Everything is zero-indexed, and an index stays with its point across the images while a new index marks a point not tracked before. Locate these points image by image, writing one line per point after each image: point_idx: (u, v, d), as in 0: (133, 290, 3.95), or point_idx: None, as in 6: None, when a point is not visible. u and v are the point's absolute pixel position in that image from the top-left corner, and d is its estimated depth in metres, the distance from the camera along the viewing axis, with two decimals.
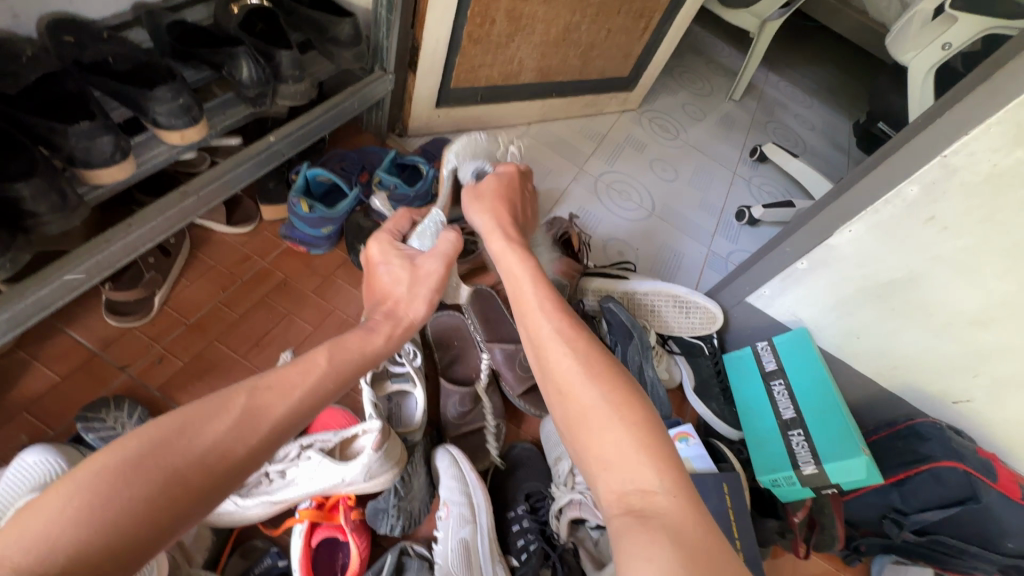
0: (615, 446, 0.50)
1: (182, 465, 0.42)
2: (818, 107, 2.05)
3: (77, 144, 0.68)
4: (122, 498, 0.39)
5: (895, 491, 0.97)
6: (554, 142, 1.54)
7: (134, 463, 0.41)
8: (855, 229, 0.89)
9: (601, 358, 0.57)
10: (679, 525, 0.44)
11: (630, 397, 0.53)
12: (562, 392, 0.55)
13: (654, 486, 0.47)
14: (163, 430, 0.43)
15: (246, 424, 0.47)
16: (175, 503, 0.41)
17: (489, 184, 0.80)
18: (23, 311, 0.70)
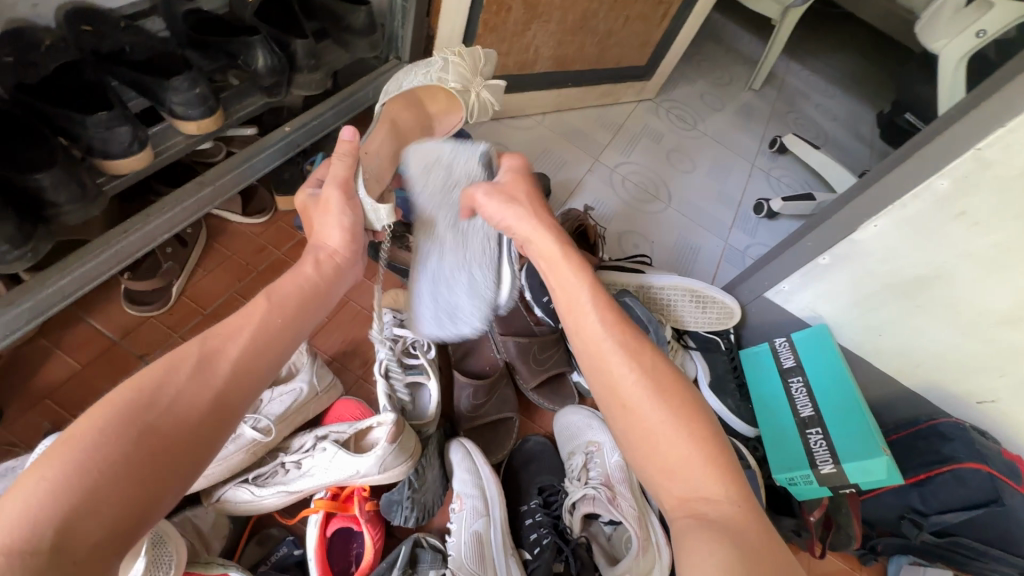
0: (685, 458, 0.50)
1: (157, 424, 0.42)
2: (841, 97, 1.99)
3: (95, 134, 0.68)
4: (100, 464, 0.39)
5: (915, 491, 0.94)
6: (570, 132, 1.52)
7: (105, 432, 0.40)
8: (881, 224, 0.87)
9: (659, 365, 0.56)
10: (741, 528, 0.45)
11: (694, 407, 0.53)
12: (626, 408, 0.54)
13: (715, 493, 0.48)
14: (125, 398, 0.43)
15: (206, 373, 0.47)
16: (160, 464, 0.41)
17: (510, 178, 0.74)
18: (45, 300, 0.71)
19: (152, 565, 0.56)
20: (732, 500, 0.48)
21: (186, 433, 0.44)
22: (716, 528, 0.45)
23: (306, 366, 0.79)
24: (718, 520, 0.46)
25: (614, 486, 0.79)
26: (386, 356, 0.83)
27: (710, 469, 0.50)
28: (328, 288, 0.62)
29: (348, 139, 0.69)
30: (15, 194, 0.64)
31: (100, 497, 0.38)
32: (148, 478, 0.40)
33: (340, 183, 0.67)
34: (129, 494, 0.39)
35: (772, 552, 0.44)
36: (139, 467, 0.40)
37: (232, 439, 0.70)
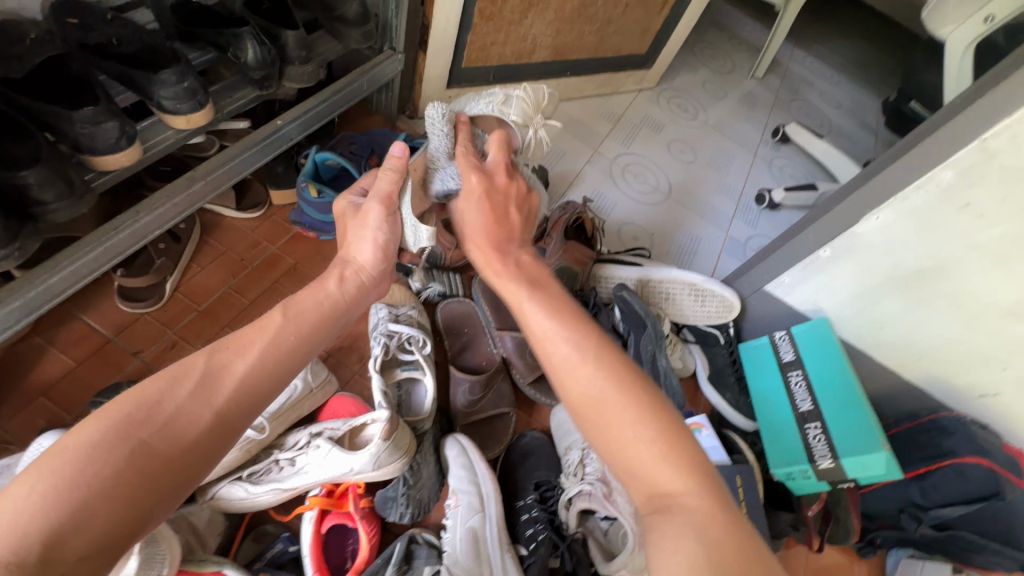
0: (643, 455, 0.49)
1: (151, 439, 0.42)
2: (845, 84, 1.96)
3: (82, 130, 0.67)
4: (89, 477, 0.38)
5: (915, 485, 0.94)
6: (569, 123, 1.50)
7: (98, 444, 0.40)
8: (883, 216, 0.85)
9: (605, 360, 0.54)
10: (705, 520, 0.44)
11: (647, 401, 0.51)
12: (582, 412, 0.53)
13: (676, 488, 0.47)
14: (124, 406, 0.43)
15: (208, 386, 0.47)
16: (150, 481, 0.41)
17: (466, 209, 0.68)
18: (35, 299, 0.71)
19: (145, 564, 0.56)
20: (694, 493, 0.46)
21: (180, 449, 0.43)
22: (681, 520, 0.44)
23: None
24: (684, 512, 0.44)
25: (610, 482, 0.78)
26: (381, 351, 0.82)
27: (669, 463, 0.48)
28: (347, 305, 0.61)
29: (399, 156, 0.66)
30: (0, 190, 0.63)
31: (87, 513, 0.38)
32: (137, 494, 0.40)
33: (382, 198, 0.65)
34: (115, 509, 0.39)
35: (734, 546, 0.42)
36: (128, 484, 0.40)
37: None
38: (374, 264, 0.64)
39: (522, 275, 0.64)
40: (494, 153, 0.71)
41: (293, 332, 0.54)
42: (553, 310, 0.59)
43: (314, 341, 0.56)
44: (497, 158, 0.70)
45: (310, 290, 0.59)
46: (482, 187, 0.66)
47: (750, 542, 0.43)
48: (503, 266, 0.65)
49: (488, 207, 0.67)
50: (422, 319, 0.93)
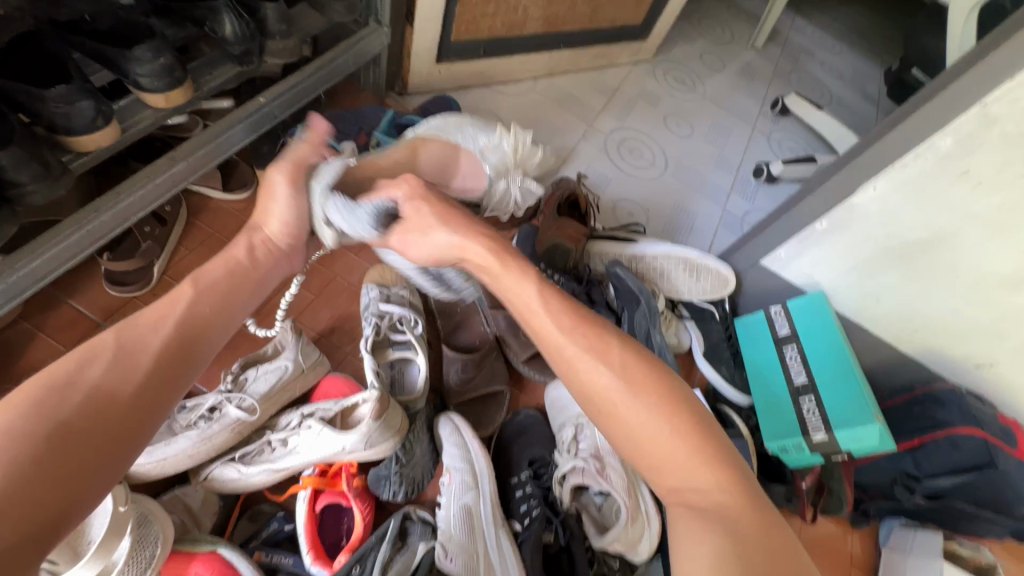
0: (671, 453, 0.49)
1: (69, 422, 0.44)
2: (847, 53, 1.91)
3: (55, 110, 0.65)
4: (6, 464, 0.40)
5: (908, 457, 0.94)
6: (563, 97, 1.46)
7: (14, 431, 0.42)
8: (879, 185, 0.83)
9: (630, 352, 0.54)
10: (735, 514, 0.45)
11: (672, 398, 0.51)
12: (602, 411, 0.52)
13: (701, 486, 0.48)
14: (33, 395, 0.44)
15: (124, 362, 0.49)
16: (72, 463, 0.43)
17: (415, 207, 0.63)
18: (18, 283, 0.70)
19: (138, 543, 0.57)
20: (722, 489, 0.47)
21: (98, 430, 0.45)
22: (709, 517, 0.45)
23: (291, 343, 0.78)
24: (710, 508, 0.46)
25: (603, 458, 0.78)
26: (372, 332, 0.81)
27: (696, 459, 0.49)
28: (261, 271, 0.63)
29: (319, 134, 0.72)
30: None
31: (12, 503, 0.39)
32: (58, 480, 0.42)
33: (289, 168, 0.67)
34: (42, 494, 0.41)
35: (763, 535, 0.44)
36: (55, 464, 0.42)
37: (216, 418, 0.71)
38: (285, 243, 0.66)
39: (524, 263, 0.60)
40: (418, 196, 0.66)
41: (212, 297, 0.57)
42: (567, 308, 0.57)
43: (233, 306, 0.58)
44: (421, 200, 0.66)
45: (219, 262, 0.60)
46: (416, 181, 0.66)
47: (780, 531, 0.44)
48: (498, 246, 0.61)
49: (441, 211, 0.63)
50: (414, 298, 0.92)
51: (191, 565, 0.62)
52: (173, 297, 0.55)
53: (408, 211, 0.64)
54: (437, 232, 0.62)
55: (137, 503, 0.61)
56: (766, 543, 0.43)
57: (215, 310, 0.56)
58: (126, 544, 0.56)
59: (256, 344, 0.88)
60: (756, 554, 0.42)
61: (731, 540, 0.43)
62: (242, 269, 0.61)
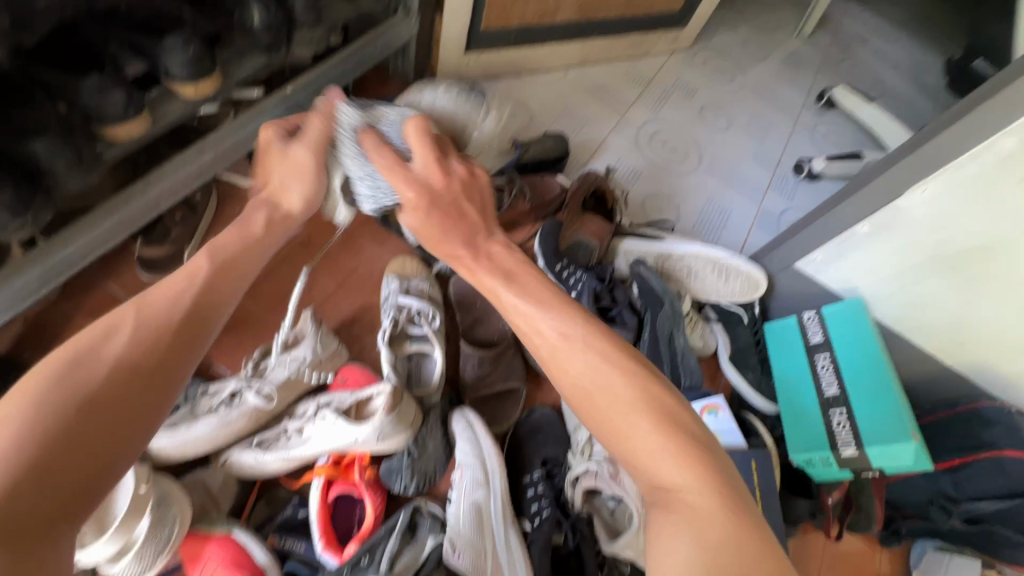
0: (645, 445, 0.46)
1: (96, 393, 0.44)
2: (903, 42, 1.79)
3: (90, 99, 0.67)
4: (34, 434, 0.40)
5: (947, 476, 0.89)
6: (594, 87, 1.42)
7: (39, 402, 0.42)
8: (929, 188, 0.78)
9: (607, 344, 0.52)
10: (705, 516, 0.41)
11: (649, 387, 0.49)
12: (582, 401, 0.51)
13: (677, 480, 0.44)
14: (50, 373, 0.44)
15: (143, 336, 0.48)
16: (101, 430, 0.43)
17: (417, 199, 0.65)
18: (56, 265, 0.73)
19: (157, 523, 0.60)
20: (695, 485, 0.43)
21: (116, 408, 0.44)
22: (680, 519, 0.41)
23: (309, 334, 0.78)
24: (685, 509, 0.42)
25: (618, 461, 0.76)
26: (389, 324, 0.82)
27: (668, 455, 0.45)
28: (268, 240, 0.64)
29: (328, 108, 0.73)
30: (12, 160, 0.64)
31: (43, 476, 0.39)
32: (80, 459, 0.41)
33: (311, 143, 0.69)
34: (72, 462, 0.41)
35: (740, 542, 0.39)
36: (82, 432, 0.42)
37: (236, 404, 0.73)
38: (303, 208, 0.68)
39: (497, 268, 0.62)
40: (416, 138, 0.69)
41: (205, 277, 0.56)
42: (552, 306, 0.56)
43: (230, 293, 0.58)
44: (423, 158, 0.68)
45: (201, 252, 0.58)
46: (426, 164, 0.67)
47: (759, 535, 0.40)
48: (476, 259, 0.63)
49: (443, 211, 0.66)
50: (433, 291, 0.92)
51: (208, 545, 0.65)
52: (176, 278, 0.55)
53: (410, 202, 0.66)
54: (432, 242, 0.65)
55: (157, 483, 0.63)
56: (742, 550, 0.39)
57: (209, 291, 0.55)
58: (146, 523, 0.59)
59: (279, 330, 0.90)
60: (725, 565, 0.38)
61: (700, 546, 0.39)
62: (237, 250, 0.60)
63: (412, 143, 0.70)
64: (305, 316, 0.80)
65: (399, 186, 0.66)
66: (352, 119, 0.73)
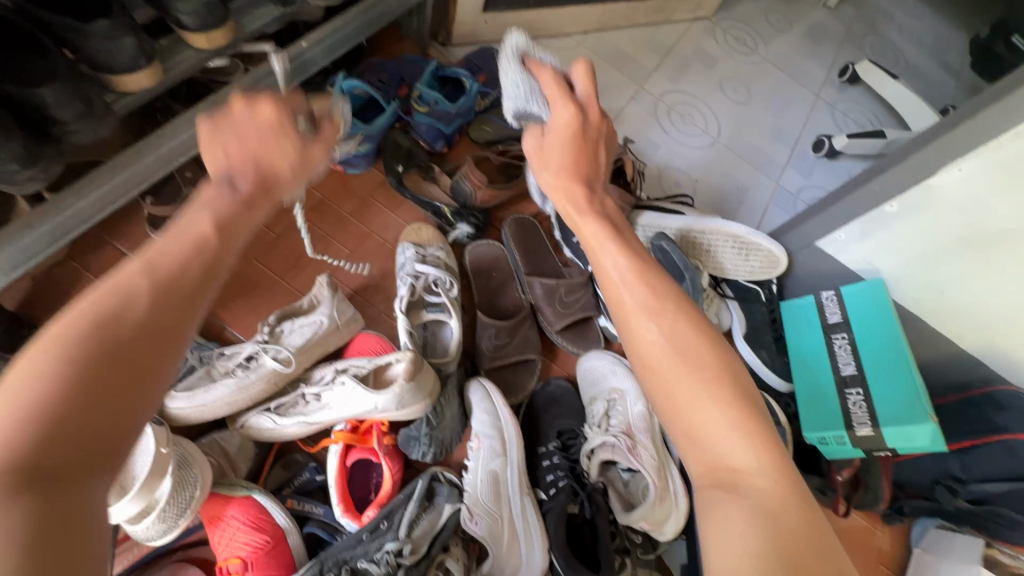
0: (713, 424, 0.45)
1: (113, 356, 0.36)
2: (929, 17, 1.73)
3: (99, 46, 0.63)
4: (45, 402, 0.33)
5: (955, 457, 0.90)
6: (613, 54, 1.37)
7: (49, 368, 0.34)
8: (966, 167, 0.75)
9: (682, 311, 0.51)
10: (775, 505, 0.41)
11: (725, 368, 0.48)
12: (654, 372, 0.49)
13: (745, 463, 0.43)
14: (44, 359, 0.35)
15: (162, 286, 0.40)
16: (116, 398, 0.35)
17: (553, 143, 0.63)
18: (67, 222, 0.71)
19: (178, 485, 0.61)
20: (764, 471, 0.43)
21: (122, 384, 0.36)
22: (748, 504, 0.40)
23: (326, 299, 0.77)
24: (752, 494, 0.41)
25: (635, 435, 0.77)
26: (406, 292, 0.81)
27: (739, 437, 0.44)
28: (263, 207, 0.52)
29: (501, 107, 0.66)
30: (18, 108, 0.61)
31: (58, 449, 0.32)
32: (96, 428, 0.34)
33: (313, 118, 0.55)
34: (86, 434, 0.34)
35: (809, 534, 0.39)
36: (95, 399, 0.35)
37: (253, 368, 0.72)
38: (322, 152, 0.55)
39: (605, 216, 0.60)
40: (581, 81, 0.65)
41: (212, 221, 0.45)
42: (632, 260, 0.56)
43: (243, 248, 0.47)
44: (587, 89, 0.65)
45: (199, 204, 0.48)
46: (576, 120, 0.62)
47: (823, 532, 0.40)
48: (590, 204, 0.61)
49: (578, 146, 0.63)
50: (449, 260, 0.90)
51: (228, 507, 0.67)
52: (174, 235, 0.44)
53: (545, 143, 0.63)
54: (551, 175, 0.63)
55: (178, 444, 0.64)
56: (811, 540, 0.39)
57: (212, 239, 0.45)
58: (167, 485, 0.59)
59: (291, 296, 0.88)
60: (801, 562, 0.37)
61: (770, 534, 0.39)
62: (237, 207, 0.48)
63: (574, 81, 0.66)
64: (320, 281, 0.78)
65: (555, 109, 0.64)
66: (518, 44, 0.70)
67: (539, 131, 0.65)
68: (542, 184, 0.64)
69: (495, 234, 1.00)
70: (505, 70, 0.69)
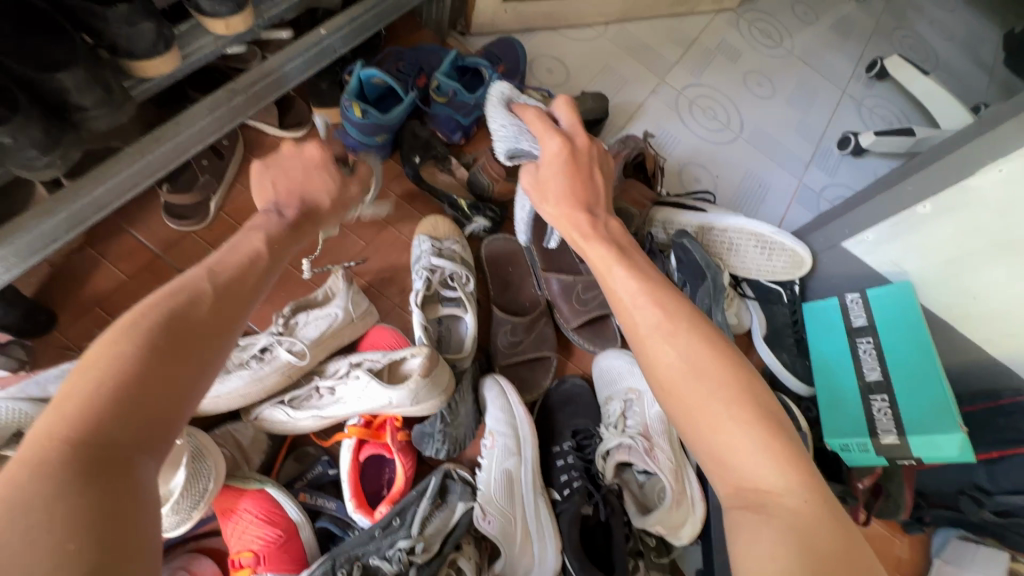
0: (735, 444, 0.43)
1: (187, 329, 0.41)
2: (962, 11, 1.67)
3: (119, 31, 0.62)
4: (127, 359, 0.37)
5: (982, 468, 0.87)
6: (634, 45, 1.34)
7: (138, 331, 0.39)
8: (1007, 167, 0.71)
9: (696, 331, 0.49)
10: (809, 526, 0.38)
11: (745, 383, 0.46)
12: (671, 391, 0.48)
13: (774, 484, 0.41)
14: (133, 327, 0.39)
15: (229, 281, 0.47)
16: (183, 363, 0.39)
17: (549, 173, 0.64)
18: (84, 209, 0.70)
19: (192, 477, 0.60)
20: (792, 490, 0.41)
21: (193, 354, 0.40)
22: (779, 525, 0.39)
23: (341, 291, 0.76)
24: (782, 514, 0.39)
25: (652, 437, 0.75)
26: (421, 286, 0.80)
27: (766, 456, 0.43)
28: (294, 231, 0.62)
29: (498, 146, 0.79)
30: (36, 93, 0.60)
31: (132, 399, 0.35)
32: (167, 389, 0.37)
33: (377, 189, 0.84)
34: (160, 390, 0.37)
35: (842, 555, 0.37)
36: (172, 363, 0.39)
37: (268, 359, 0.71)
38: (356, 186, 0.68)
39: (611, 239, 0.60)
40: (564, 116, 0.68)
41: (236, 264, 0.50)
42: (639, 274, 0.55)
43: (267, 285, 0.52)
44: (570, 122, 0.68)
45: (248, 231, 0.55)
46: (566, 148, 0.64)
47: (860, 550, 0.38)
48: (594, 229, 0.60)
49: (574, 173, 0.63)
50: (465, 255, 0.89)
51: (241, 500, 0.66)
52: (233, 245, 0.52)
53: (541, 175, 0.65)
54: (551, 206, 0.63)
55: (191, 435, 0.63)
56: (846, 562, 0.37)
57: (240, 276, 0.49)
58: (180, 479, 0.59)
59: (306, 287, 0.87)
60: None
61: (804, 555, 0.37)
62: (284, 230, 0.57)
63: (558, 118, 0.69)
64: (335, 273, 0.77)
65: (543, 142, 0.65)
66: (503, 92, 0.80)
67: (534, 169, 0.67)
68: (546, 217, 0.65)
69: (511, 228, 0.98)
70: (492, 117, 0.77)
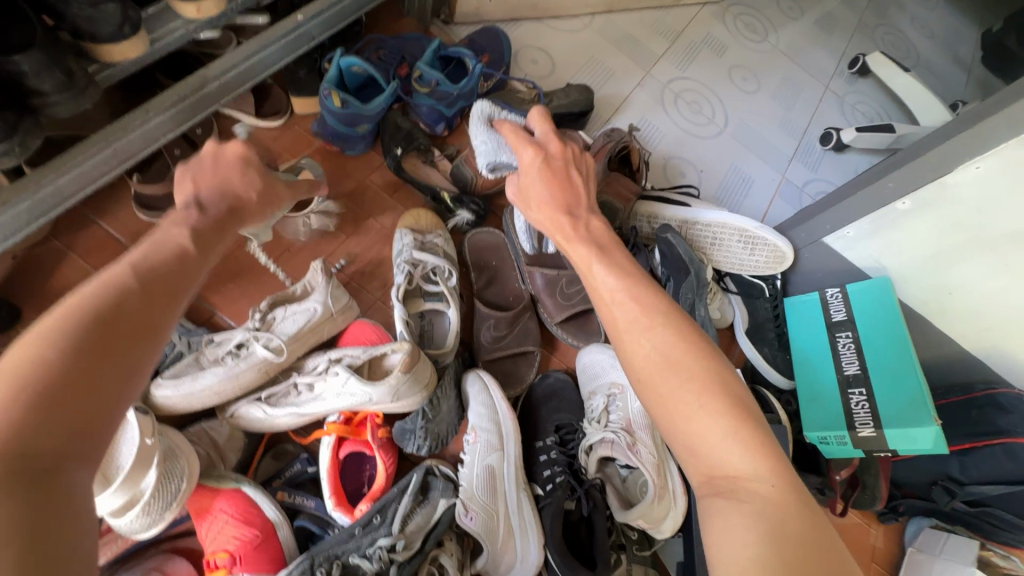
0: (706, 433, 0.43)
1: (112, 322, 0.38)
2: (941, 9, 1.69)
3: (80, 12, 0.59)
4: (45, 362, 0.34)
5: (955, 459, 0.88)
6: (621, 38, 1.33)
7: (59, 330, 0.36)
8: (983, 165, 0.72)
9: (673, 325, 0.49)
10: (777, 510, 0.39)
11: (715, 371, 0.46)
12: (646, 382, 0.48)
13: (743, 469, 0.41)
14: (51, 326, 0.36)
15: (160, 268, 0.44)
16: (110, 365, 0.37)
17: (528, 180, 0.63)
18: (46, 200, 0.67)
19: (163, 477, 0.59)
20: (762, 476, 0.41)
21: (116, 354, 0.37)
22: (749, 511, 0.39)
23: (320, 286, 0.74)
24: (753, 500, 0.39)
25: (635, 432, 0.75)
26: (403, 280, 0.78)
27: (738, 444, 0.42)
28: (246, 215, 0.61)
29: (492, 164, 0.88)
30: None
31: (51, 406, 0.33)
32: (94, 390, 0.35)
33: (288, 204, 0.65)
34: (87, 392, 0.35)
35: (812, 537, 0.37)
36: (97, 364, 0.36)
37: (243, 356, 0.69)
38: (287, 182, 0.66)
39: (592, 238, 0.59)
40: (537, 125, 0.66)
41: (168, 252, 0.46)
42: (617, 265, 0.55)
43: (199, 279, 0.48)
44: (543, 127, 0.65)
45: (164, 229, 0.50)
46: (539, 156, 0.62)
47: (830, 534, 0.38)
48: (576, 228, 0.59)
49: (550, 177, 0.62)
50: (448, 249, 0.87)
51: (217, 500, 0.65)
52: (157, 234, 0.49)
53: (520, 184, 0.64)
54: (534, 212, 0.62)
55: (163, 435, 0.62)
56: (815, 544, 0.37)
57: (174, 266, 0.46)
58: (153, 477, 0.58)
59: (285, 281, 0.85)
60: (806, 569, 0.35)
61: (774, 541, 0.37)
62: (208, 222, 0.53)
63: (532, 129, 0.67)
64: (314, 265, 0.75)
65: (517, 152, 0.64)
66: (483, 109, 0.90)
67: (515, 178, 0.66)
68: (532, 222, 0.64)
69: (495, 222, 0.97)
70: (475, 134, 0.88)
